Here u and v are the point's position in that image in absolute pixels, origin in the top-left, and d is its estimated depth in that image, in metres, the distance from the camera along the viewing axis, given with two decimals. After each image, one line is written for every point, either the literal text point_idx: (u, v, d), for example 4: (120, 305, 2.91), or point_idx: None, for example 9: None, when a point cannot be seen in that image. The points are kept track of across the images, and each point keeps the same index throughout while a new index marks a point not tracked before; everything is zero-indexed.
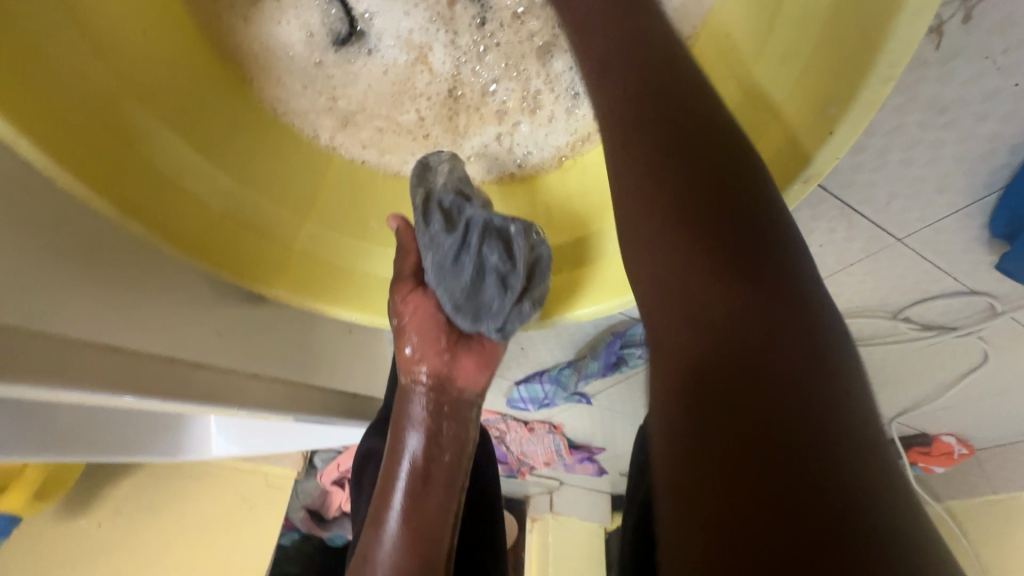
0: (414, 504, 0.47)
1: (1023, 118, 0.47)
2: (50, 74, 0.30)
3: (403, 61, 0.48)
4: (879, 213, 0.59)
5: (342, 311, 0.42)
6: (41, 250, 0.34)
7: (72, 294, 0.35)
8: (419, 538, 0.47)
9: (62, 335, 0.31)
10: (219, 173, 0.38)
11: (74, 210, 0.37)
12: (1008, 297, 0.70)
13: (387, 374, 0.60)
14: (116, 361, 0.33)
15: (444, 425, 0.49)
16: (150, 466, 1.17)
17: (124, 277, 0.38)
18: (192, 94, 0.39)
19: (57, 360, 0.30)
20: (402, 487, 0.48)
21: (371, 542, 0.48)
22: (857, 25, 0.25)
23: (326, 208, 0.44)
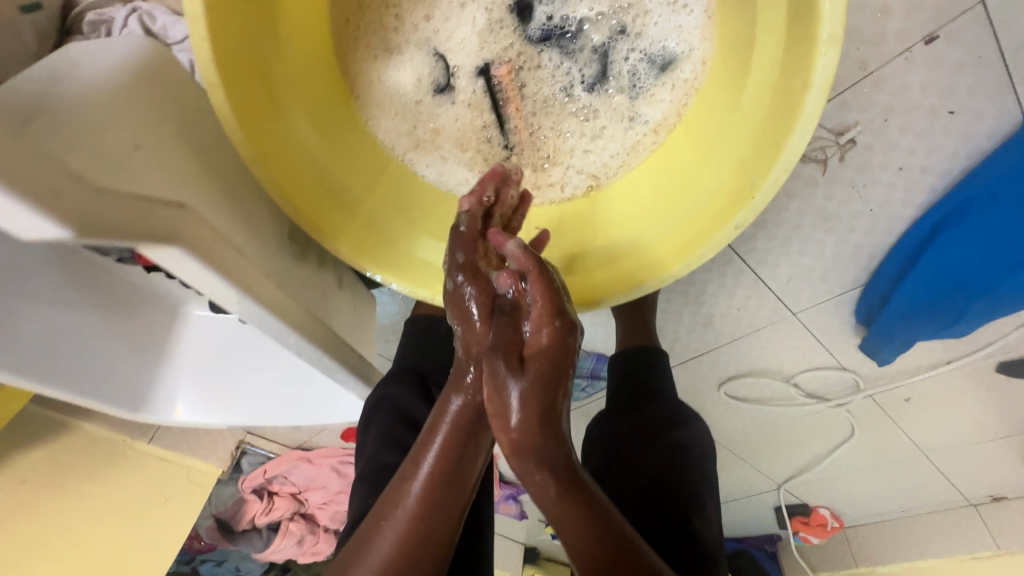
0: (433, 489, 0.49)
1: (874, 236, 0.69)
2: (246, 47, 0.41)
3: (476, 113, 0.54)
4: (781, 289, 0.78)
5: (378, 274, 0.52)
6: (183, 154, 0.41)
7: (204, 194, 0.41)
8: (436, 488, 0.49)
9: (204, 221, 0.38)
10: (319, 147, 0.49)
11: (202, 135, 0.44)
12: (867, 377, 0.92)
13: (368, 346, 0.69)
14: (237, 259, 0.40)
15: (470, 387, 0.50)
16: (68, 440, 1.08)
17: (232, 196, 0.45)
18: (320, 85, 0.49)
19: (200, 237, 0.36)
20: (429, 463, 0.49)
21: (400, 487, 0.50)
22: (773, 132, 0.40)
23: (386, 194, 0.55)
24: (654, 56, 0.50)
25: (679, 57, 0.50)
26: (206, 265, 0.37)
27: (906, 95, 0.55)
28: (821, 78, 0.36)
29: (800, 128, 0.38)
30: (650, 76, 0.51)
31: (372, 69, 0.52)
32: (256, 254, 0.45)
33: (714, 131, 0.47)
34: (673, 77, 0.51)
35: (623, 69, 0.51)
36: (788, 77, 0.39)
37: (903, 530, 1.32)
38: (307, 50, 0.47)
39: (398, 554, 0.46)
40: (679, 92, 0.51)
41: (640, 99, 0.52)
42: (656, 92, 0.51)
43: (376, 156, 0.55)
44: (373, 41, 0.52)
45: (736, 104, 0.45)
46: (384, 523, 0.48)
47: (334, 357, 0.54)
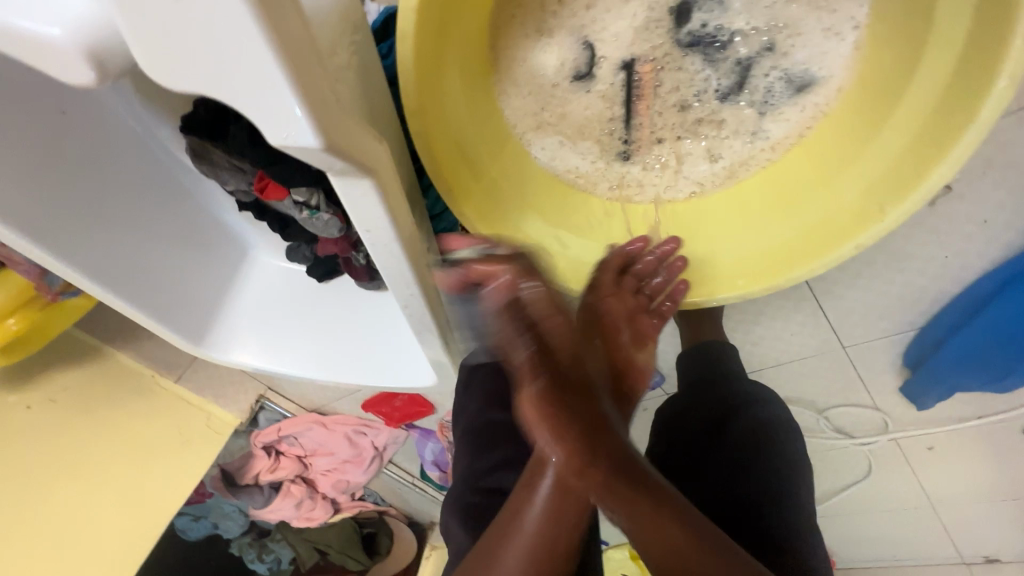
0: (556, 497, 0.54)
1: (942, 283, 0.72)
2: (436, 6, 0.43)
3: (607, 105, 0.56)
4: (838, 321, 0.81)
5: (491, 239, 0.55)
6: (359, 95, 0.43)
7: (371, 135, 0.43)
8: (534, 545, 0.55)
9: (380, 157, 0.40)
10: (463, 112, 0.52)
11: (367, 82, 0.46)
12: (898, 420, 0.95)
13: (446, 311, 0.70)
14: (396, 198, 0.42)
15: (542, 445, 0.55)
16: (107, 365, 1.10)
17: (385, 144, 0.47)
18: (473, 54, 0.52)
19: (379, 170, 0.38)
20: (524, 525, 0.56)
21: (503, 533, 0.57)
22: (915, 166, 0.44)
23: (505, 168, 0.57)
24: (793, 77, 0.53)
25: (817, 82, 0.52)
26: (378, 199, 0.39)
27: (1009, 152, 0.58)
28: (983, 118, 0.39)
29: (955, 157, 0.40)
30: (786, 94, 0.53)
31: (520, 47, 0.55)
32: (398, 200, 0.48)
33: (842, 157, 0.50)
34: (808, 98, 0.53)
35: (761, 83, 0.54)
36: (952, 104, 0.41)
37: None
38: (473, 19, 0.50)
39: (537, 555, 0.55)
40: (805, 115, 0.53)
41: (769, 115, 0.54)
42: (784, 112, 0.54)
43: (503, 131, 0.57)
44: (529, 20, 0.54)
45: (880, 125, 0.47)
46: (523, 517, 0.56)
47: (432, 316, 0.57)
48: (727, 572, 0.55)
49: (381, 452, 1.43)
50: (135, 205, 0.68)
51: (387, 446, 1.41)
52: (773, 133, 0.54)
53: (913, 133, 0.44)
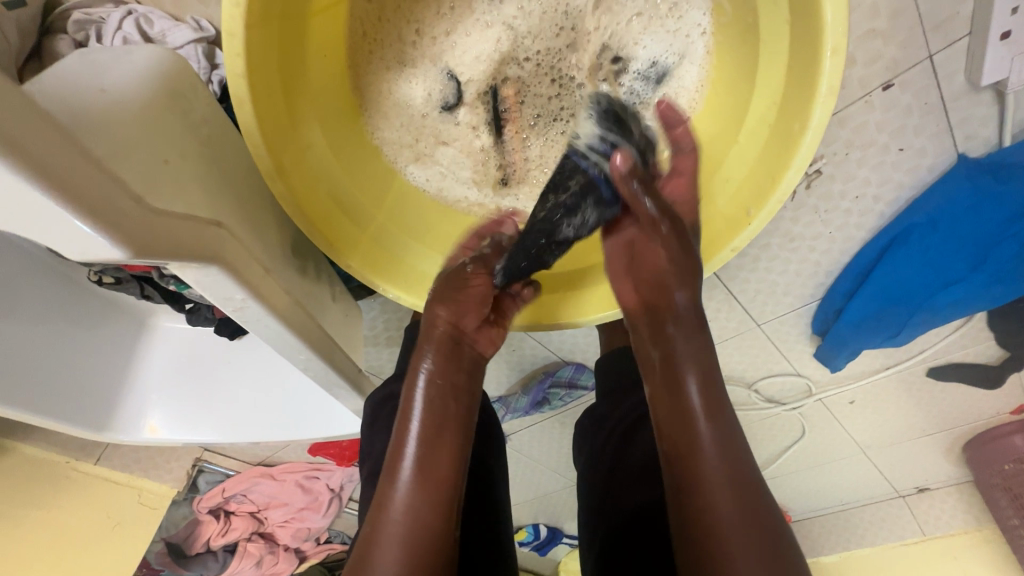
0: (430, 429, 0.54)
1: (831, 255, 0.76)
2: (263, 58, 0.39)
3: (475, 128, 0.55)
4: (749, 302, 0.85)
5: (383, 286, 0.53)
6: (205, 175, 0.40)
7: (220, 204, 0.40)
8: (429, 488, 0.51)
9: (228, 232, 0.37)
10: (333, 161, 0.49)
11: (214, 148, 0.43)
12: (818, 382, 1.01)
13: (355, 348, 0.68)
14: (258, 271, 0.40)
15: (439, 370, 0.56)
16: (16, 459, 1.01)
17: (246, 212, 0.44)
18: (329, 99, 0.49)
19: (214, 249, 0.36)
20: (412, 449, 0.53)
21: (387, 495, 0.51)
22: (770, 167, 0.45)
23: (392, 207, 0.55)
24: (649, 73, 0.52)
25: (675, 69, 0.52)
26: (233, 280, 0.37)
27: (864, 133, 0.62)
28: (818, 122, 0.42)
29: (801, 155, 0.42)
30: (648, 89, 0.53)
31: (380, 80, 0.52)
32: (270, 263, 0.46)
33: (713, 161, 0.51)
34: (671, 86, 0.52)
35: (623, 87, 0.53)
36: (787, 119, 0.44)
37: (842, 521, 1.44)
38: (325, 66, 0.47)
39: (420, 502, 0.50)
40: (684, 105, 0.53)
41: (641, 112, 0.54)
42: (661, 104, 0.53)
43: (382, 173, 0.55)
44: (388, 51, 0.51)
45: (733, 138, 0.49)
46: (388, 507, 0.51)
47: (339, 372, 0.56)
48: (692, 459, 0.49)
49: (339, 493, 1.32)
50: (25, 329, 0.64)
51: (344, 486, 1.30)
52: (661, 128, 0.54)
53: (760, 153, 0.47)
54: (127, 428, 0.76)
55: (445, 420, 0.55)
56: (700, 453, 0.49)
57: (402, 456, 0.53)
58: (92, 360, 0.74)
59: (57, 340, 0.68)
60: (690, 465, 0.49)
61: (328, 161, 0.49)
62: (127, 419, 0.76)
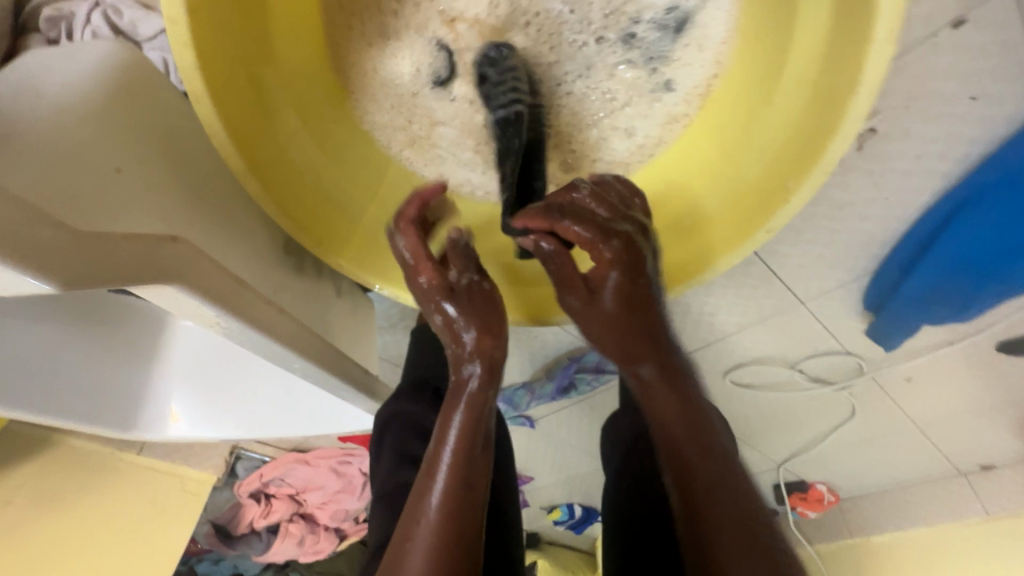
0: (482, 407, 0.48)
1: (886, 224, 0.67)
2: (222, 41, 0.36)
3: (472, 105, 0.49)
4: (790, 278, 0.77)
5: (370, 279, 0.49)
6: (161, 183, 0.38)
7: (181, 216, 0.38)
8: (469, 478, 0.45)
9: (189, 246, 0.35)
10: (316, 152, 0.45)
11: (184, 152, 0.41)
12: (870, 360, 0.92)
13: (369, 348, 0.65)
14: (226, 282, 0.37)
15: (479, 354, 0.48)
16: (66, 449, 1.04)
17: (216, 217, 0.42)
18: (308, 85, 0.45)
19: (169, 267, 0.33)
20: (457, 434, 0.46)
21: (424, 480, 0.45)
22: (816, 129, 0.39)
23: (387, 199, 0.51)
24: (667, 20, 0.44)
25: (697, 13, 0.44)
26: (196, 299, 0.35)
27: (926, 82, 0.53)
28: (872, 75, 0.35)
29: (853, 116, 0.36)
30: (666, 39, 0.45)
31: (360, 58, 0.47)
32: (248, 275, 0.42)
33: (740, 128, 0.45)
34: (692, 34, 0.45)
35: (637, 38, 0.45)
36: (831, 75, 0.37)
37: (896, 501, 1.35)
38: (297, 47, 0.44)
39: (456, 511, 0.43)
40: (710, 58, 0.45)
41: (660, 69, 0.46)
42: (681, 57, 0.46)
43: (376, 161, 0.51)
44: (365, 25, 0.45)
45: (766, 101, 0.43)
46: (426, 493, 0.44)
47: (346, 377, 0.53)
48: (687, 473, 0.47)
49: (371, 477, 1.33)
50: (29, 329, 0.63)
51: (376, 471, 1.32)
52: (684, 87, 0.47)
53: (799, 115, 0.41)
54: (150, 425, 0.77)
55: (491, 397, 0.49)
56: (701, 470, 0.46)
57: (443, 434, 0.47)
58: (112, 357, 0.73)
59: (63, 356, 0.66)
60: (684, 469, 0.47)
61: (311, 153, 0.45)
62: (150, 416, 0.77)
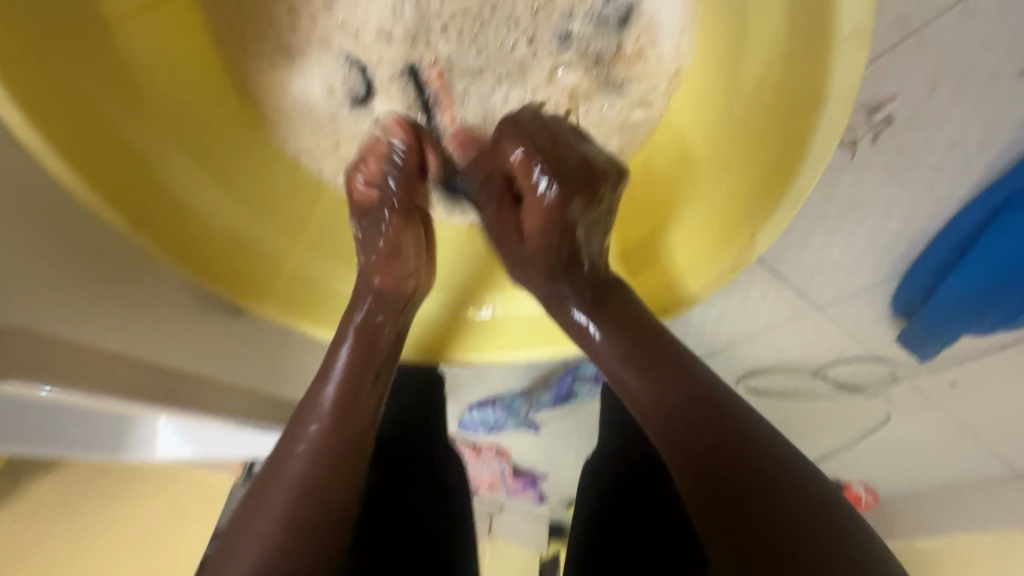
0: (331, 426, 0.41)
1: (915, 224, 0.57)
2: (75, 93, 0.33)
3: (396, 120, 0.45)
4: (804, 285, 0.67)
5: (316, 329, 0.45)
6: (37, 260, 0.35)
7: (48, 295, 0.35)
8: (299, 509, 0.37)
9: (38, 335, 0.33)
10: (221, 192, 0.41)
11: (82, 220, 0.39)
12: (907, 365, 0.80)
13: None
14: (90, 360, 0.35)
15: (351, 362, 0.43)
16: None
17: (101, 282, 0.38)
18: (208, 121, 0.41)
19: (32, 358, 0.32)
20: (301, 450, 0.39)
21: (248, 505, 0.37)
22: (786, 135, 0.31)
23: (317, 237, 0.46)
24: (605, 14, 0.40)
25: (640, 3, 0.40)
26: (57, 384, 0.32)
27: (960, 57, 0.43)
28: (840, 91, 0.29)
29: (826, 135, 0.30)
30: (612, 35, 0.41)
31: (270, 77, 0.43)
32: (129, 345, 0.39)
33: (705, 143, 0.39)
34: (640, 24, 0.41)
35: (583, 32, 0.41)
36: (792, 88, 0.31)
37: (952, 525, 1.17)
38: (180, 78, 0.39)
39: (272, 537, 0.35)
40: (668, 52, 0.40)
41: (614, 68, 0.42)
42: (635, 53, 0.41)
43: (306, 190, 0.46)
44: (258, 38, 0.41)
45: (727, 113, 0.37)
46: (246, 523, 0.36)
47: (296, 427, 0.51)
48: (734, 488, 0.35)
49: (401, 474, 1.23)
50: None
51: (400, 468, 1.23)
52: (636, 86, 0.42)
53: (758, 138, 0.34)
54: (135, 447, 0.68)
55: (348, 411, 0.42)
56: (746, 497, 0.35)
57: (286, 445, 0.40)
58: None
59: None
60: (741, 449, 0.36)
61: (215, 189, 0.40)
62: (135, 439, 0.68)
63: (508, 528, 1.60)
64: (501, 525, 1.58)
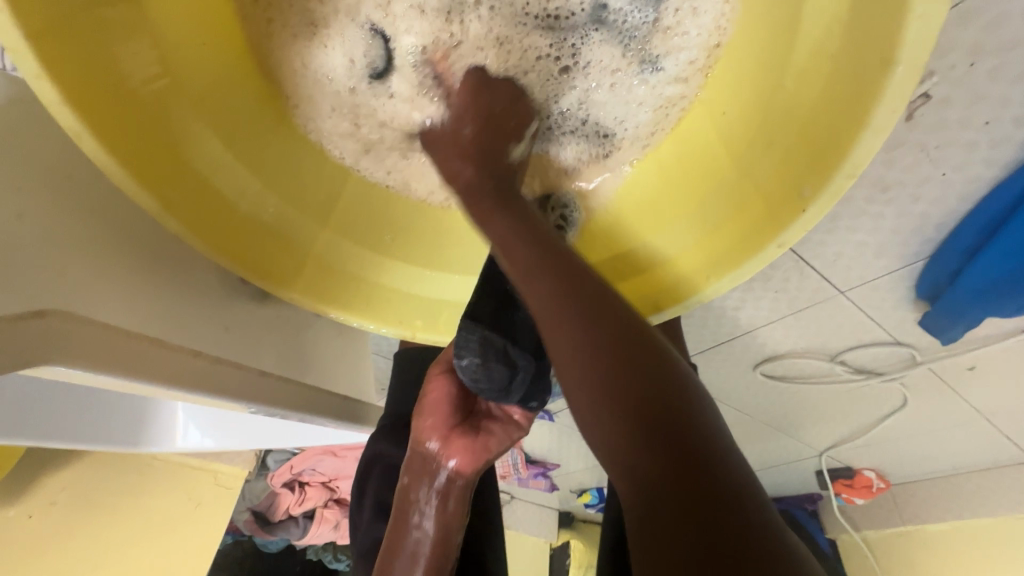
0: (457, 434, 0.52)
1: (945, 204, 0.56)
2: (112, 73, 0.32)
3: (415, 97, 0.45)
4: (827, 268, 0.67)
5: (345, 317, 0.43)
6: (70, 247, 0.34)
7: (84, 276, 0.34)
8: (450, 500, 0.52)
9: (82, 315, 0.30)
10: (251, 176, 0.40)
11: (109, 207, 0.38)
12: (927, 349, 0.80)
13: (361, 375, 0.61)
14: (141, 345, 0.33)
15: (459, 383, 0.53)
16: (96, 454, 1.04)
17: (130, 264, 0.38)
18: (232, 103, 0.40)
19: (77, 339, 0.29)
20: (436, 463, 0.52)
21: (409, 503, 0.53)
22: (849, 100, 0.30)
23: (345, 217, 0.46)
24: None
25: None
26: (118, 373, 0.31)
27: (1003, 31, 0.42)
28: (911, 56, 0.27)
29: (891, 102, 0.28)
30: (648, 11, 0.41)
31: (294, 53, 0.43)
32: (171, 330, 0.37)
33: (750, 120, 0.37)
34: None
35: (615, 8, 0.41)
36: (852, 57, 0.30)
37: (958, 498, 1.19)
38: (208, 59, 0.38)
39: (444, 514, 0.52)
40: (709, 23, 0.40)
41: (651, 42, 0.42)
42: (673, 26, 0.41)
43: (329, 172, 0.46)
44: (288, 15, 0.42)
45: (777, 85, 0.35)
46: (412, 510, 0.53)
47: (330, 415, 0.50)
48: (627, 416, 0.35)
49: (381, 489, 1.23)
50: None
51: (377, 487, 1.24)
52: (673, 60, 0.42)
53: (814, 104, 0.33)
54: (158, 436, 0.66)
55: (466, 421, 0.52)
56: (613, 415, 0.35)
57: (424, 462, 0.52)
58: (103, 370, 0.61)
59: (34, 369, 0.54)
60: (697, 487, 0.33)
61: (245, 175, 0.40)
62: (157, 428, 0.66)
63: (518, 516, 1.61)
64: (512, 513, 1.59)
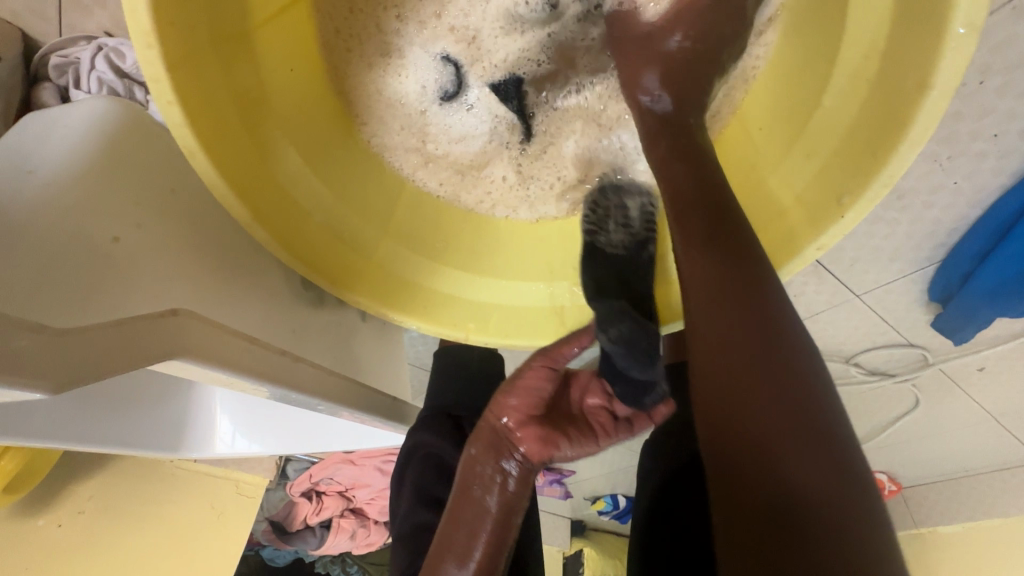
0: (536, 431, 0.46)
1: (956, 211, 0.60)
2: (221, 97, 0.35)
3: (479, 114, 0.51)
4: (844, 272, 0.70)
5: (405, 320, 0.46)
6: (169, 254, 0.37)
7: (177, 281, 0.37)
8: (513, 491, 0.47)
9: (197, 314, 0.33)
10: (324, 188, 0.44)
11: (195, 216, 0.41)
12: (937, 350, 0.83)
13: (403, 374, 0.63)
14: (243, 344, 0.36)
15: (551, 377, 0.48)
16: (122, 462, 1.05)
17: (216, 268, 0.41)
18: (311, 122, 0.44)
19: (194, 339, 0.32)
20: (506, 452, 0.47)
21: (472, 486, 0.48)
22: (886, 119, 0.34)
23: (402, 226, 0.49)
24: None
25: None
26: (223, 371, 0.34)
27: (1010, 53, 0.46)
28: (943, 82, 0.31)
29: (922, 119, 0.32)
30: None
31: (369, 77, 0.48)
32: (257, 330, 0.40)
33: (787, 136, 0.41)
34: None
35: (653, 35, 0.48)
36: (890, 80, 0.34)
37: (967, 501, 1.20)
38: (296, 83, 0.43)
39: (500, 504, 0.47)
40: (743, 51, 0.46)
41: None
42: None
43: (389, 183, 0.50)
44: (365, 43, 0.48)
45: (814, 105, 0.39)
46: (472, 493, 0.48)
47: (378, 410, 0.52)
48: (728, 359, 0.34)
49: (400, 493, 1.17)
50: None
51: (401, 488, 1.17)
52: None
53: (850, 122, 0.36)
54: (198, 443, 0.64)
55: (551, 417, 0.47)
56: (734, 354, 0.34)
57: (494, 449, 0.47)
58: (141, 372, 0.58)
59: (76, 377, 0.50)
60: (745, 439, 0.32)
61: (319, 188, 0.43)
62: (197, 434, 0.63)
63: None
64: None
